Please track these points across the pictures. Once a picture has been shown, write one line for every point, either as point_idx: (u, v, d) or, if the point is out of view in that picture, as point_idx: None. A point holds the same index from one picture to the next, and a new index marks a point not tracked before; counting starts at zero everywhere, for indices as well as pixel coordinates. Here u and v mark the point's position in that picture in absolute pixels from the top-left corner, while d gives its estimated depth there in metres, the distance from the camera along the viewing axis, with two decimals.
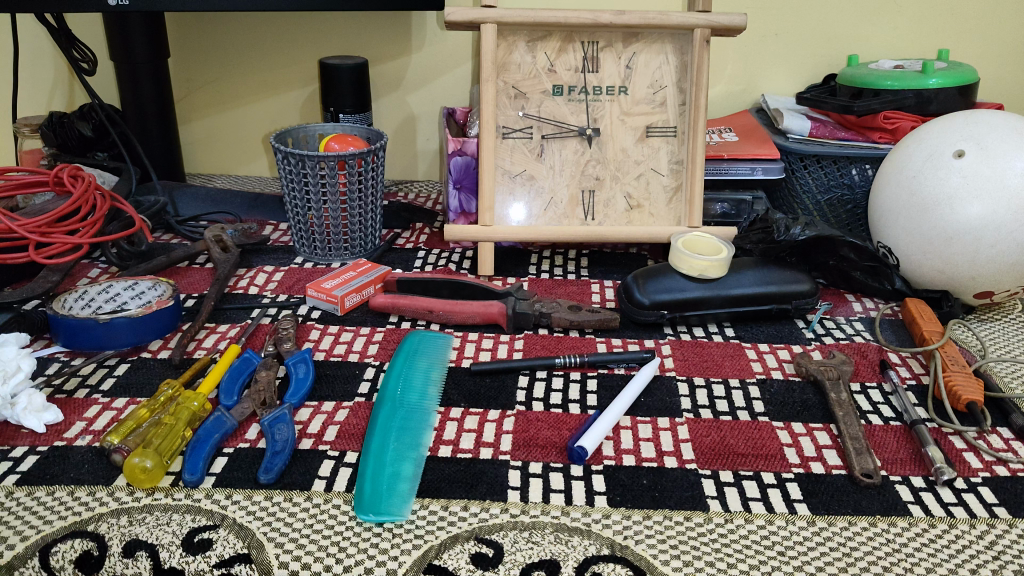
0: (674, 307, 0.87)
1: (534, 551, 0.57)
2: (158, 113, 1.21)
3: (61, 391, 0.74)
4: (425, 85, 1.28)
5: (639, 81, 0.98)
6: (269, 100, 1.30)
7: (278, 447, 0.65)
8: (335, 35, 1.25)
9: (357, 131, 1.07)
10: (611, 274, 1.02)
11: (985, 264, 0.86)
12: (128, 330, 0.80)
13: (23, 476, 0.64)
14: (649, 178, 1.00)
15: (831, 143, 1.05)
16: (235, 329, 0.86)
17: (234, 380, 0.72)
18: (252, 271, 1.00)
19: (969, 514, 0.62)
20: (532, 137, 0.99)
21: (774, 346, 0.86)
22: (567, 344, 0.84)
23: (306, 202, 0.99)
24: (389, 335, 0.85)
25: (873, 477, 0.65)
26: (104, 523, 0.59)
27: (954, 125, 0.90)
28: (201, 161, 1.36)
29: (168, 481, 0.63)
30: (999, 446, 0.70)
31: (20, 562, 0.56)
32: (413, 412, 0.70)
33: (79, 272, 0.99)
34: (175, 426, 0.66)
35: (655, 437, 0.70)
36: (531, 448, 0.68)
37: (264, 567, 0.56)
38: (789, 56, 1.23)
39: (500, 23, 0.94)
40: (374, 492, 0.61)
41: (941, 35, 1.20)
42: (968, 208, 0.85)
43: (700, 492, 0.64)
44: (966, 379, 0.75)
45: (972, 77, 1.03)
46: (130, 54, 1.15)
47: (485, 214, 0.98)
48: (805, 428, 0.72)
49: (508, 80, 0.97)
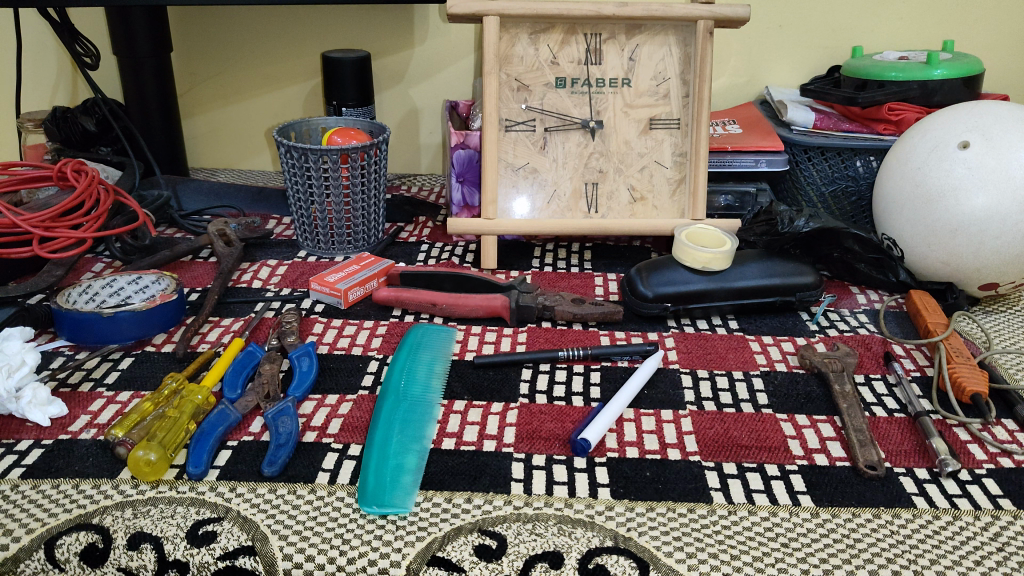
0: (678, 300, 0.87)
1: (537, 543, 0.57)
2: (160, 107, 1.21)
3: (65, 385, 0.75)
4: (428, 78, 1.28)
5: (642, 73, 0.98)
6: (272, 94, 1.30)
7: (282, 439, 0.65)
8: (338, 28, 1.24)
9: (360, 125, 1.07)
10: (614, 267, 1.02)
11: (990, 256, 0.86)
12: (133, 325, 0.80)
13: (28, 470, 0.64)
14: (652, 170, 1.00)
15: (835, 134, 1.04)
16: (238, 323, 0.86)
17: (237, 374, 0.72)
18: (256, 265, 1.00)
19: (974, 506, 0.62)
20: (534, 129, 0.98)
21: (777, 338, 0.85)
22: (571, 338, 0.85)
23: (309, 196, 0.99)
24: (392, 329, 0.85)
25: (877, 468, 0.65)
26: (108, 516, 0.59)
27: (959, 116, 0.89)
28: (204, 156, 1.36)
29: (172, 474, 0.63)
30: (1004, 438, 0.70)
31: (25, 555, 0.56)
32: (416, 405, 0.70)
33: (82, 267, 0.99)
34: (179, 419, 0.66)
35: (658, 429, 0.70)
36: (534, 440, 0.68)
37: (267, 559, 0.56)
38: (793, 48, 1.22)
39: (503, 15, 0.93)
40: (377, 485, 0.61)
41: (946, 25, 1.19)
42: (973, 200, 0.84)
43: (703, 484, 0.64)
44: (971, 370, 0.75)
45: (977, 68, 1.02)
46: (132, 48, 1.15)
47: (489, 208, 0.98)
48: (809, 420, 0.72)
49: (511, 73, 0.97)
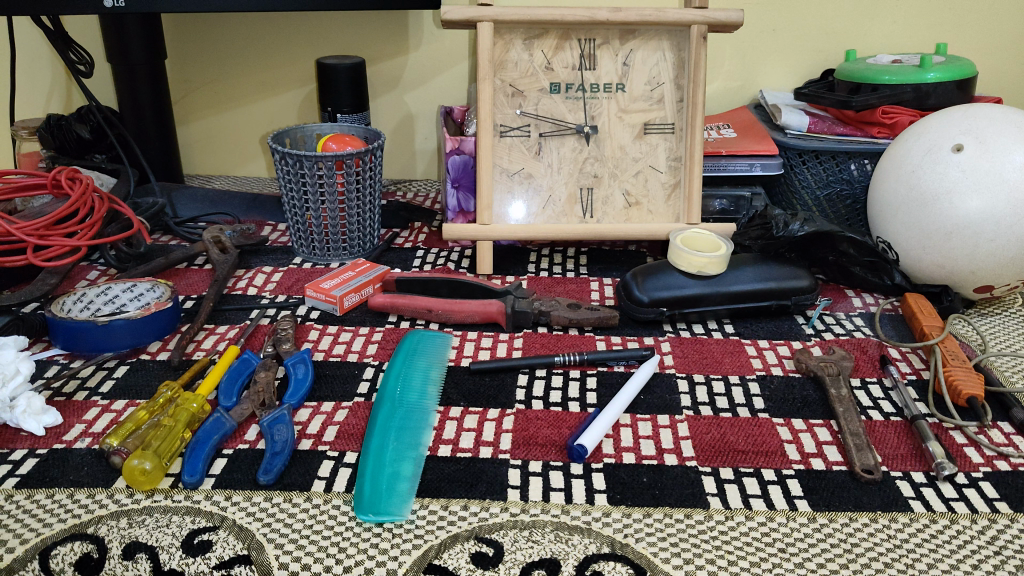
0: (674, 304, 0.87)
1: (534, 550, 0.57)
2: (156, 114, 1.21)
3: (60, 394, 0.74)
4: (423, 84, 1.28)
5: (636, 78, 0.98)
6: (267, 101, 1.30)
7: (278, 448, 0.65)
8: (333, 35, 1.24)
9: (355, 131, 1.07)
10: (610, 272, 1.02)
11: (985, 258, 0.86)
12: (127, 332, 0.79)
13: (23, 480, 0.64)
14: (647, 175, 1.00)
15: (830, 138, 1.04)
16: (234, 330, 0.86)
17: (232, 382, 0.72)
18: (251, 272, 1.00)
19: (970, 509, 0.62)
20: (529, 135, 0.99)
21: (774, 342, 0.85)
22: (567, 342, 0.84)
23: (304, 202, 0.98)
24: (389, 335, 0.85)
25: (873, 473, 0.65)
26: (103, 525, 0.59)
27: (953, 119, 0.89)
28: (199, 162, 1.36)
29: (167, 483, 0.63)
30: (1000, 440, 0.70)
31: (20, 565, 0.56)
32: (412, 412, 0.70)
33: (78, 274, 0.99)
34: (175, 428, 0.65)
35: (654, 435, 0.70)
36: (531, 447, 0.68)
37: (264, 568, 0.56)
38: (787, 52, 1.23)
39: (497, 21, 0.93)
40: (372, 492, 0.61)
41: (938, 29, 1.20)
42: (968, 202, 0.85)
43: (700, 490, 0.64)
44: (966, 374, 0.75)
45: (971, 71, 1.03)
46: (127, 55, 1.15)
47: (484, 213, 0.98)
48: (806, 424, 0.72)
49: (506, 78, 0.97)
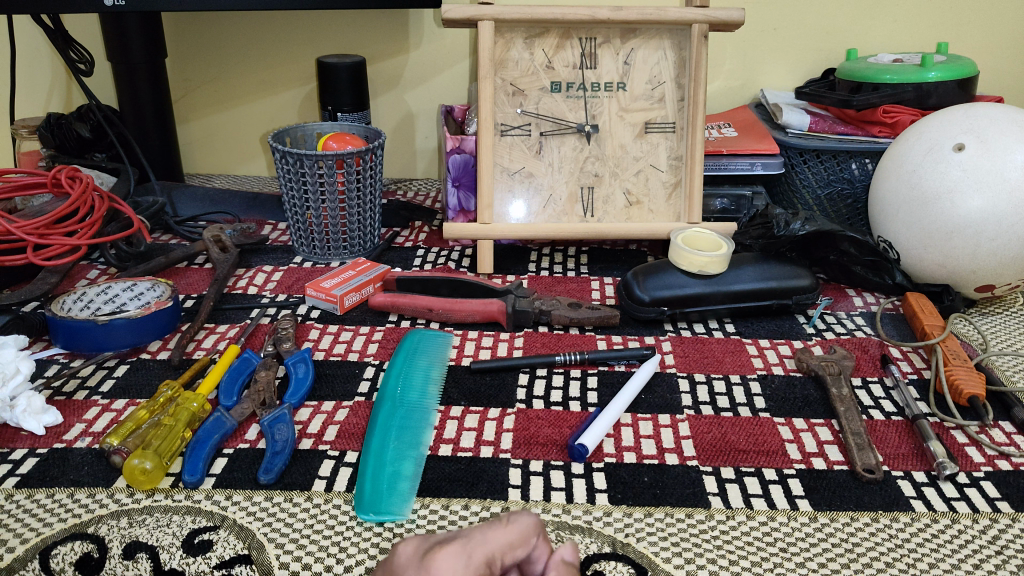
0: (674, 304, 0.87)
1: None
2: (156, 113, 1.21)
3: (60, 394, 0.74)
4: (423, 83, 1.28)
5: (637, 77, 0.98)
6: (267, 100, 1.30)
7: (278, 447, 0.65)
8: (334, 34, 1.24)
9: (355, 130, 1.06)
10: (611, 271, 1.02)
11: (986, 257, 0.86)
12: (127, 331, 0.79)
13: (23, 479, 0.64)
14: (648, 174, 1.00)
15: (830, 138, 1.04)
16: (234, 329, 0.86)
17: (233, 381, 0.72)
18: (251, 271, 1.00)
19: (971, 509, 0.62)
20: (530, 134, 0.98)
21: (774, 342, 0.85)
22: (567, 342, 0.84)
23: (304, 201, 0.98)
24: (389, 334, 0.85)
25: (874, 472, 0.64)
26: (103, 525, 0.59)
27: (954, 118, 0.89)
28: (199, 161, 1.36)
29: (167, 483, 0.63)
30: (1002, 440, 0.70)
31: (20, 565, 0.56)
32: (412, 411, 0.70)
33: (78, 273, 0.98)
34: (175, 427, 0.65)
35: (655, 435, 0.70)
36: (532, 446, 0.68)
37: (264, 567, 0.56)
38: (788, 51, 1.23)
39: (497, 20, 0.93)
40: (373, 492, 0.60)
41: (938, 28, 1.20)
42: (969, 201, 0.84)
43: (700, 489, 0.63)
44: (968, 373, 0.75)
45: (972, 70, 1.03)
46: (126, 54, 1.15)
47: (485, 212, 0.98)
48: (807, 424, 0.72)
49: (506, 77, 0.97)
